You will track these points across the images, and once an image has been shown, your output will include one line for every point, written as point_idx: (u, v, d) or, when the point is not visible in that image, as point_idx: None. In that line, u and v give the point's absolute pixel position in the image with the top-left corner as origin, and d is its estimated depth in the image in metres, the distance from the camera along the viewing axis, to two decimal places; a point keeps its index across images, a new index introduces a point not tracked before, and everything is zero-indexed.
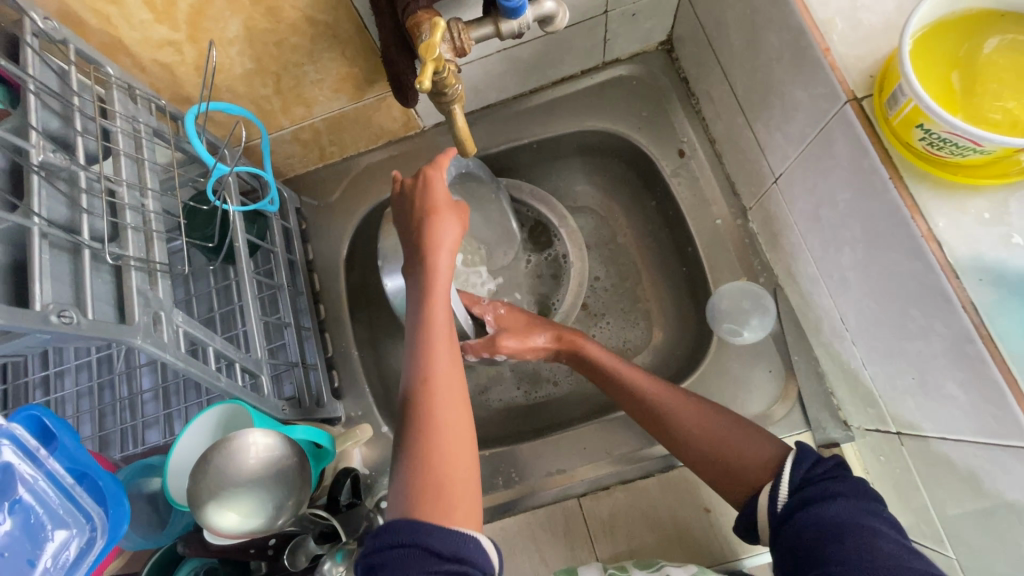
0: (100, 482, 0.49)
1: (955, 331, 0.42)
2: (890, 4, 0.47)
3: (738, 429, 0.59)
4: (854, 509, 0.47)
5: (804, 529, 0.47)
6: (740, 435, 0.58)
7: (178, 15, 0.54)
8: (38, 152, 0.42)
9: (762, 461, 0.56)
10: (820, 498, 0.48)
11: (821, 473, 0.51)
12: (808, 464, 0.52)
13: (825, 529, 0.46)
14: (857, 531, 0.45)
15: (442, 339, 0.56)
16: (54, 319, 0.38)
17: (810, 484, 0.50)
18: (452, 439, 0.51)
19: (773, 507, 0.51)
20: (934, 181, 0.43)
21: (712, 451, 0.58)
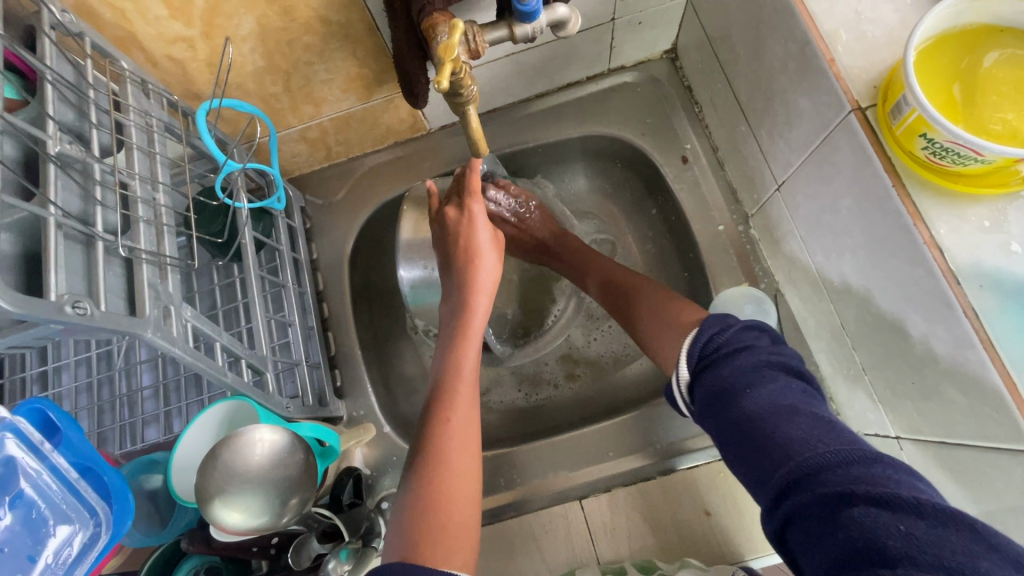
0: (104, 476, 0.49)
1: (955, 335, 0.43)
2: (893, 18, 0.49)
3: (680, 307, 0.60)
4: (779, 389, 0.42)
5: (733, 433, 0.42)
6: (660, 301, 0.63)
7: (194, 11, 0.54)
8: (55, 143, 0.42)
9: (690, 324, 0.56)
10: (740, 386, 0.43)
11: (709, 344, 0.48)
12: (704, 339, 0.48)
13: (751, 421, 0.41)
14: (782, 416, 0.40)
15: (467, 364, 0.58)
16: (68, 309, 0.38)
17: (722, 361, 0.46)
18: (463, 471, 0.52)
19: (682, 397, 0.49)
20: (936, 190, 0.45)
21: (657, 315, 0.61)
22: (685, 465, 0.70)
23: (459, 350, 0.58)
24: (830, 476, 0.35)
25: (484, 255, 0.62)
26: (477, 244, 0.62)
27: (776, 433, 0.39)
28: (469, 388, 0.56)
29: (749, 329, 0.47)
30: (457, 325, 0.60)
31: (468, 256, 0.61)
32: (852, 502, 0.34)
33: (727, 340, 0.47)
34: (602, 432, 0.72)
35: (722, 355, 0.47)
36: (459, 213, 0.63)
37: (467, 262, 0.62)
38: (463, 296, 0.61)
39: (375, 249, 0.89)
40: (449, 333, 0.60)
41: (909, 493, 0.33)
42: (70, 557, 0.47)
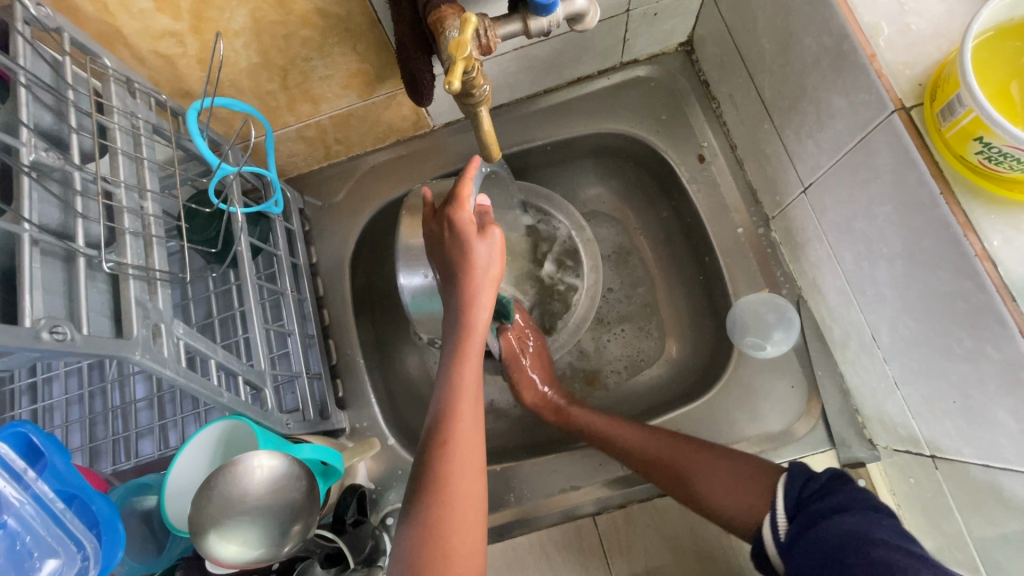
0: (91, 505, 0.46)
1: (1008, 356, 0.40)
2: (939, 8, 0.45)
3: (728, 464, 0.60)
4: (865, 523, 0.47)
5: (811, 548, 0.48)
6: (716, 480, 0.59)
7: (182, 4, 0.50)
8: (30, 152, 0.39)
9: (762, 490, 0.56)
10: (822, 517, 0.49)
11: (806, 489, 0.53)
12: (798, 488, 0.54)
13: (832, 543, 0.46)
14: (862, 542, 0.45)
15: (467, 386, 0.53)
16: (45, 336, 0.34)
17: (814, 503, 0.51)
18: (467, 497, 0.49)
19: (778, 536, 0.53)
20: (989, 198, 0.41)
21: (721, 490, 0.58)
22: None
23: (456, 368, 0.54)
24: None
25: (479, 270, 0.56)
26: (472, 258, 0.56)
27: (849, 551, 0.45)
28: (470, 410, 0.52)
29: (835, 476, 0.52)
30: (456, 341, 0.55)
31: (465, 270, 0.56)
32: None
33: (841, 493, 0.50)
34: (616, 445, 0.69)
35: (817, 497, 0.52)
36: (444, 225, 0.58)
37: (461, 276, 0.56)
38: (461, 311, 0.56)
39: (377, 252, 0.86)
40: (447, 349, 0.56)
41: None
42: None
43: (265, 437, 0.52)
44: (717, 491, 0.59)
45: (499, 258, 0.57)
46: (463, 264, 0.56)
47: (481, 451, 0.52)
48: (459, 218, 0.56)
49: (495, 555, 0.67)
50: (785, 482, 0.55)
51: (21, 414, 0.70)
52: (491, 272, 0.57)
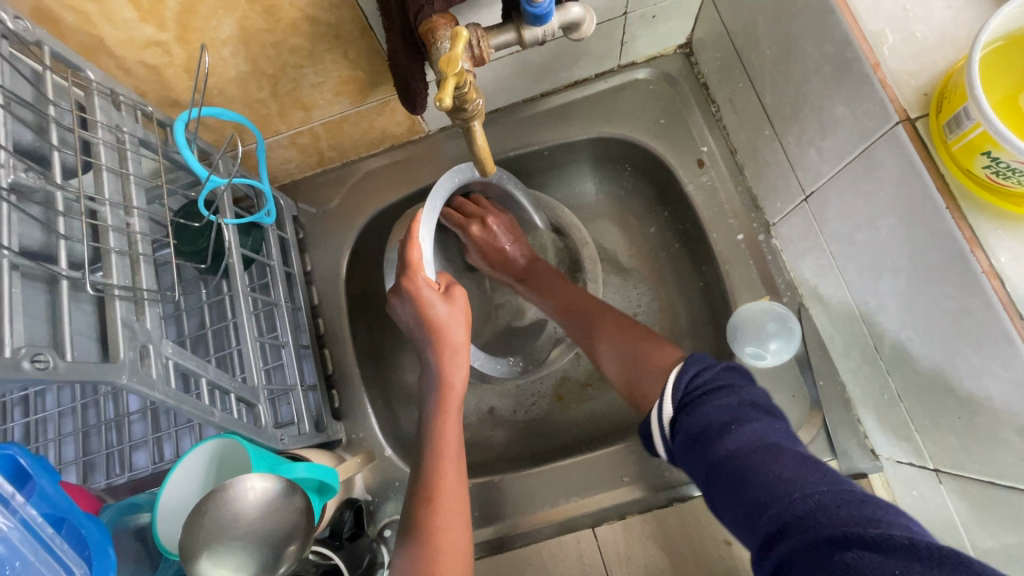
0: (81, 529, 0.46)
1: (1016, 375, 0.39)
2: (946, 15, 0.44)
3: (646, 335, 0.65)
4: (760, 429, 0.42)
5: (717, 471, 0.42)
6: (629, 326, 0.67)
7: (166, 13, 0.49)
8: (9, 173, 0.37)
9: (665, 364, 0.58)
10: (716, 422, 0.45)
11: (692, 383, 0.49)
12: (686, 379, 0.49)
13: (729, 455, 0.41)
14: (765, 450, 0.40)
15: (449, 439, 0.58)
16: (26, 366, 0.33)
17: (704, 403, 0.47)
18: (452, 546, 0.51)
19: (664, 431, 0.49)
20: (998, 213, 0.40)
21: (637, 347, 0.63)
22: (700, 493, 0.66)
23: (439, 424, 0.59)
24: (815, 523, 0.34)
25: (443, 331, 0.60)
26: (435, 318, 0.60)
27: (746, 472, 0.40)
28: (452, 461, 0.57)
29: (732, 369, 0.49)
30: (437, 399, 0.60)
31: (435, 337, 0.60)
32: (844, 544, 0.32)
33: (735, 386, 0.47)
34: (614, 455, 0.68)
35: (703, 394, 0.48)
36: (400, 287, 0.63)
37: (431, 339, 0.60)
38: (438, 374, 0.60)
39: (371, 259, 0.85)
40: (429, 405, 0.60)
41: (897, 535, 0.31)
42: None
43: (257, 456, 0.50)
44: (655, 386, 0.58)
45: (463, 321, 0.61)
46: (431, 329, 0.60)
47: (465, 502, 0.55)
48: (412, 285, 0.60)
49: (493, 567, 0.66)
50: (679, 371, 0.51)
51: (14, 427, 0.69)
52: (457, 334, 0.61)
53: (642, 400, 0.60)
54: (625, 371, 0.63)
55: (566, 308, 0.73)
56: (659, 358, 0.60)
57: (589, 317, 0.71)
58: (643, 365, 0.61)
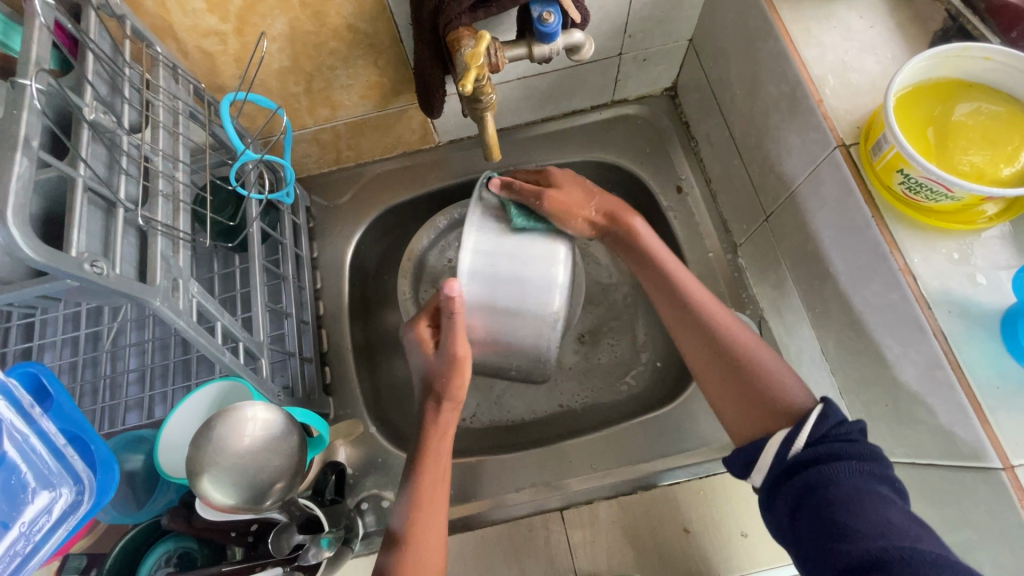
0: (91, 445, 0.49)
1: (927, 358, 0.46)
2: (875, 69, 0.54)
3: (781, 372, 0.55)
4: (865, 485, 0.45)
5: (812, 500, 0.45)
6: (770, 357, 0.57)
7: (230, 7, 0.57)
8: (92, 112, 0.44)
9: (786, 408, 0.52)
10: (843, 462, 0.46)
11: (835, 430, 0.48)
12: (831, 419, 0.48)
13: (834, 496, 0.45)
14: (872, 499, 0.44)
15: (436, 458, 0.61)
16: (87, 267, 0.39)
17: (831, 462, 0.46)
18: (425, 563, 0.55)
19: (787, 451, 0.49)
20: (911, 223, 0.49)
21: (758, 380, 0.55)
22: (665, 482, 0.71)
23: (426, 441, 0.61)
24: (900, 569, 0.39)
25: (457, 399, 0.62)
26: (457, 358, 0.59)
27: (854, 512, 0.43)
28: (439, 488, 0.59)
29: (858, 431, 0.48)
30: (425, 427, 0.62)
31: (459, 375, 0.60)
32: None
33: (852, 446, 0.47)
34: (586, 445, 0.73)
35: (822, 457, 0.47)
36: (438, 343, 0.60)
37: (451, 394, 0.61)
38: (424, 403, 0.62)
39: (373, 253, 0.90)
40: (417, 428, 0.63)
41: None
42: (45, 526, 0.45)
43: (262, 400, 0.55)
44: (748, 404, 0.55)
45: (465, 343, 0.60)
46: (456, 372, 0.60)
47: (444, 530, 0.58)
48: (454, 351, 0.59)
49: (462, 543, 0.69)
50: (819, 410, 0.49)
51: None
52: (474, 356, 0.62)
53: (735, 434, 0.55)
54: (725, 354, 0.58)
55: (707, 339, 0.59)
56: (783, 400, 0.53)
57: (734, 345, 0.58)
58: (760, 398, 0.54)
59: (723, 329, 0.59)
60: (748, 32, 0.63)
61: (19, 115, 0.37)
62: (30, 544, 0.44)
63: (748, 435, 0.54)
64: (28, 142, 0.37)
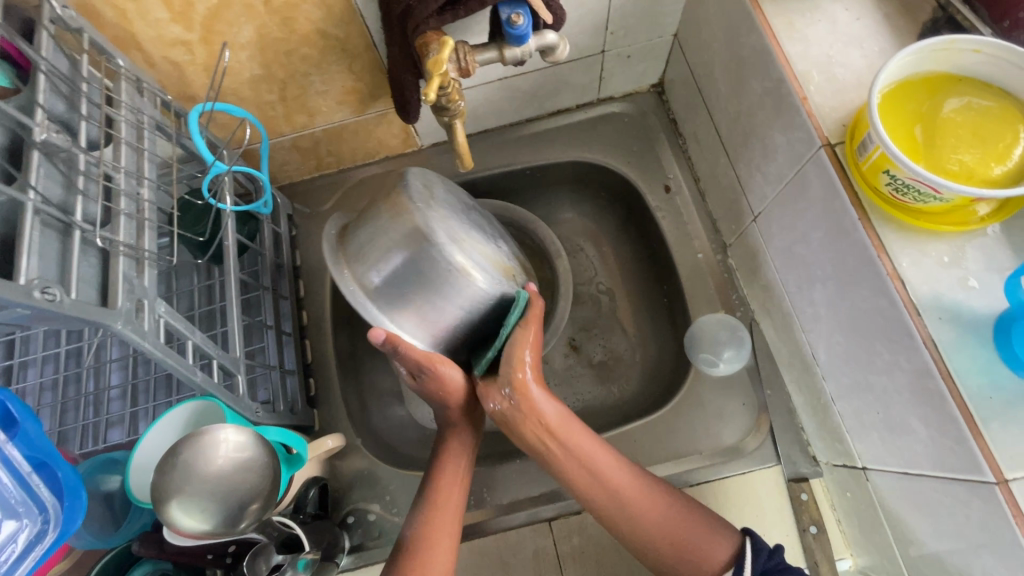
0: (58, 472, 0.47)
1: (918, 366, 0.44)
2: (861, 63, 0.52)
3: (701, 522, 0.56)
4: None
5: None
6: (691, 522, 0.56)
7: (194, 16, 0.56)
8: (43, 132, 0.42)
9: (722, 561, 0.54)
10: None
11: (770, 560, 0.53)
12: (764, 555, 0.53)
13: None
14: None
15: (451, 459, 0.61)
16: (37, 295, 0.37)
17: None
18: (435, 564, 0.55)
19: None
20: (899, 225, 0.47)
21: (687, 551, 0.54)
22: None
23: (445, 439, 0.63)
24: None
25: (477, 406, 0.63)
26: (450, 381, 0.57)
27: None
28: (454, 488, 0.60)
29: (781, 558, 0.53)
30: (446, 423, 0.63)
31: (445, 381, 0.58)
32: None
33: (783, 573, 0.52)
34: None
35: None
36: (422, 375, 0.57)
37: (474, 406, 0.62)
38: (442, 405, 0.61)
39: None
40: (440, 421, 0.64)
41: None
42: (13, 556, 0.45)
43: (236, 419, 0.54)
44: (692, 557, 0.54)
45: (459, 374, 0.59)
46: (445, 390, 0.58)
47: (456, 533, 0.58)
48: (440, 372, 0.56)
49: None
50: (753, 544, 0.54)
51: None
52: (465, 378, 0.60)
53: None
54: (666, 527, 0.55)
55: (620, 505, 0.56)
56: (709, 564, 0.54)
57: (683, 523, 0.56)
58: (693, 560, 0.54)
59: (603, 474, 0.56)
60: (731, 27, 0.61)
61: None
62: None
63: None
64: None
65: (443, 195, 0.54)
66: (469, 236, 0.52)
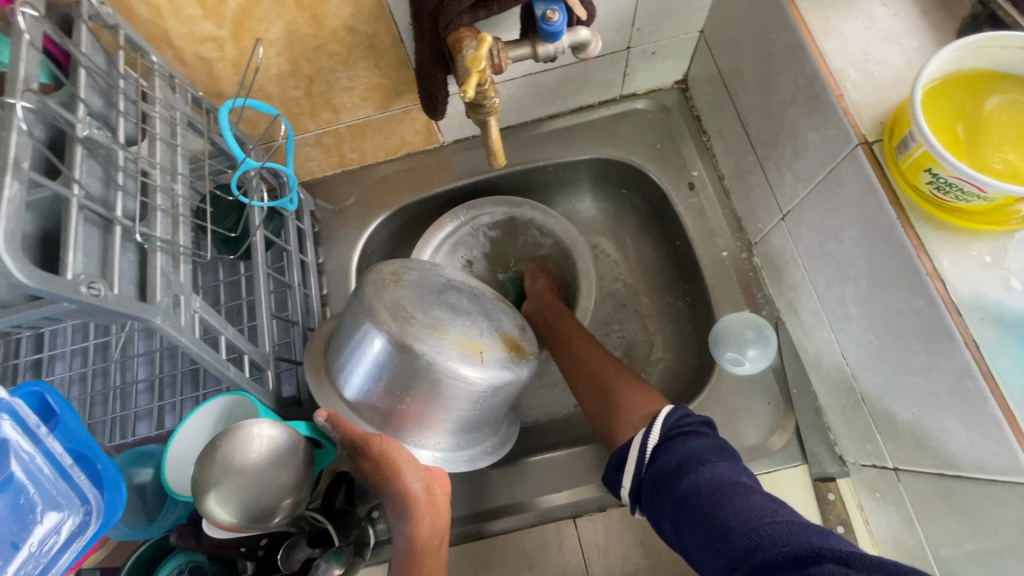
0: (97, 465, 0.48)
1: (957, 367, 0.44)
2: (899, 60, 0.51)
3: (638, 382, 0.68)
4: (727, 471, 0.52)
5: (687, 497, 0.51)
6: (630, 380, 0.68)
7: (226, 13, 0.56)
8: (85, 128, 0.43)
9: (648, 413, 0.63)
10: (704, 458, 0.53)
11: (676, 427, 0.57)
12: (673, 421, 0.58)
13: (702, 489, 0.50)
14: (732, 486, 0.49)
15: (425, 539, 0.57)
16: (83, 290, 0.37)
17: (692, 466, 0.53)
18: None
19: (646, 450, 0.58)
20: (939, 224, 0.46)
21: (621, 399, 0.66)
22: None
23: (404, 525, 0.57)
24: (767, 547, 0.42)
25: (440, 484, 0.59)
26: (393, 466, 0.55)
27: (718, 500, 0.48)
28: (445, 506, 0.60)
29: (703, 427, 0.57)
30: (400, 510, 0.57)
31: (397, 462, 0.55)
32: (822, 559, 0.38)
33: (699, 442, 0.55)
34: (598, 451, 0.72)
35: (680, 460, 0.54)
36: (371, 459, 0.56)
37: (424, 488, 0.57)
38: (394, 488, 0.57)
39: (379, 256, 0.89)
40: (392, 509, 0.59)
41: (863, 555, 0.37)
42: (53, 547, 0.45)
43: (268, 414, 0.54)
44: (621, 410, 0.65)
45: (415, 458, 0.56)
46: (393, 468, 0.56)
47: None
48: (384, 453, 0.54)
49: (474, 551, 0.68)
50: (668, 408, 0.59)
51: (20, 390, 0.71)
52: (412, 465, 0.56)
53: (616, 441, 0.64)
54: (599, 382, 0.69)
55: (582, 368, 0.72)
56: (636, 402, 0.65)
57: (614, 376, 0.69)
58: (629, 415, 0.64)
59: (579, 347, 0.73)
60: (761, 23, 0.60)
61: (8, 136, 0.36)
62: (41, 566, 0.44)
63: (630, 436, 0.62)
64: (19, 164, 0.36)
65: (410, 280, 0.57)
66: (437, 325, 0.53)
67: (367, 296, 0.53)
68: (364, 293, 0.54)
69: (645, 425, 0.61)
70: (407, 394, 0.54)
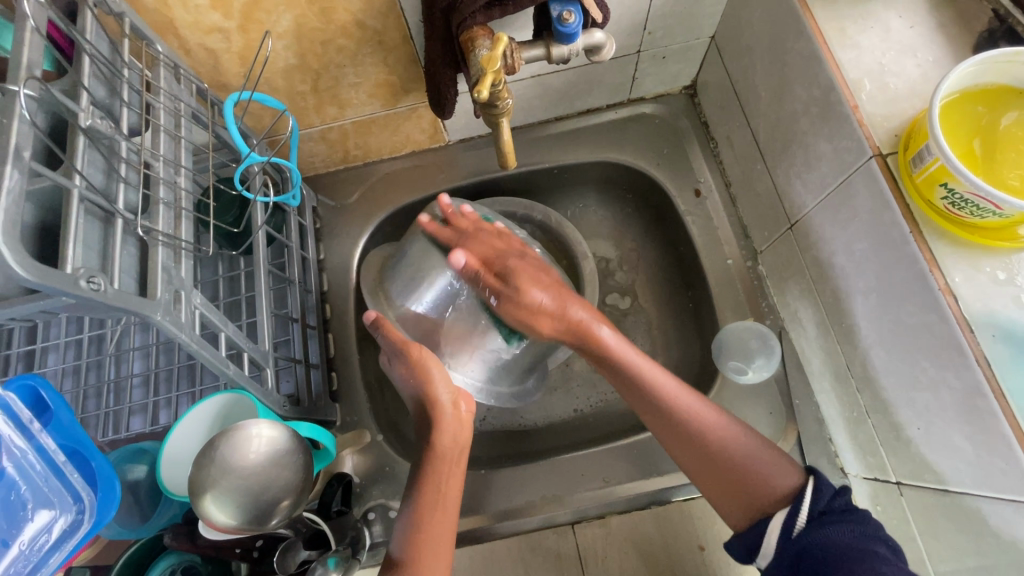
0: (91, 462, 0.47)
1: (968, 384, 0.44)
2: (914, 73, 0.51)
3: (770, 452, 0.56)
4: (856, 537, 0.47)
5: (811, 557, 0.48)
6: (764, 455, 0.56)
7: (234, 4, 0.55)
8: (88, 117, 0.42)
9: (776, 496, 0.53)
10: (839, 522, 0.49)
11: (833, 501, 0.51)
12: (827, 494, 0.51)
13: (834, 551, 0.47)
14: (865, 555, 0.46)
15: (446, 468, 0.57)
16: (83, 284, 0.36)
17: (831, 528, 0.49)
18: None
19: (790, 518, 0.51)
20: (952, 238, 0.46)
21: (743, 477, 0.55)
22: (679, 496, 0.69)
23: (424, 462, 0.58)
24: None
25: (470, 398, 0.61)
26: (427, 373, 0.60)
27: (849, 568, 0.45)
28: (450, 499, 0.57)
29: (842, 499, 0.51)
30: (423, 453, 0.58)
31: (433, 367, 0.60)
32: None
33: (849, 514, 0.50)
34: (598, 458, 0.71)
35: (834, 520, 0.49)
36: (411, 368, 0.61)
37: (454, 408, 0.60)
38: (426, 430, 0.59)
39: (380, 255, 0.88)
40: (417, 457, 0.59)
41: None
42: (45, 546, 0.44)
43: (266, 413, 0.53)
44: (738, 489, 0.55)
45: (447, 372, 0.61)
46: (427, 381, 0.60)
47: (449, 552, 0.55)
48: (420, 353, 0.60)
49: (470, 556, 0.68)
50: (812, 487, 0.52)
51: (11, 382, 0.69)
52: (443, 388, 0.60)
53: (731, 522, 0.56)
54: (700, 449, 0.57)
55: (687, 434, 0.58)
56: (770, 486, 0.54)
57: (739, 448, 0.56)
58: (754, 496, 0.54)
59: (675, 400, 0.58)
60: (776, 32, 0.60)
61: (9, 125, 0.35)
62: (30, 565, 0.43)
63: (744, 523, 0.55)
64: (20, 153, 0.35)
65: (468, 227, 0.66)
66: (490, 268, 0.67)
67: (429, 232, 0.67)
68: (431, 229, 0.67)
69: (793, 506, 0.52)
70: (459, 318, 0.68)
